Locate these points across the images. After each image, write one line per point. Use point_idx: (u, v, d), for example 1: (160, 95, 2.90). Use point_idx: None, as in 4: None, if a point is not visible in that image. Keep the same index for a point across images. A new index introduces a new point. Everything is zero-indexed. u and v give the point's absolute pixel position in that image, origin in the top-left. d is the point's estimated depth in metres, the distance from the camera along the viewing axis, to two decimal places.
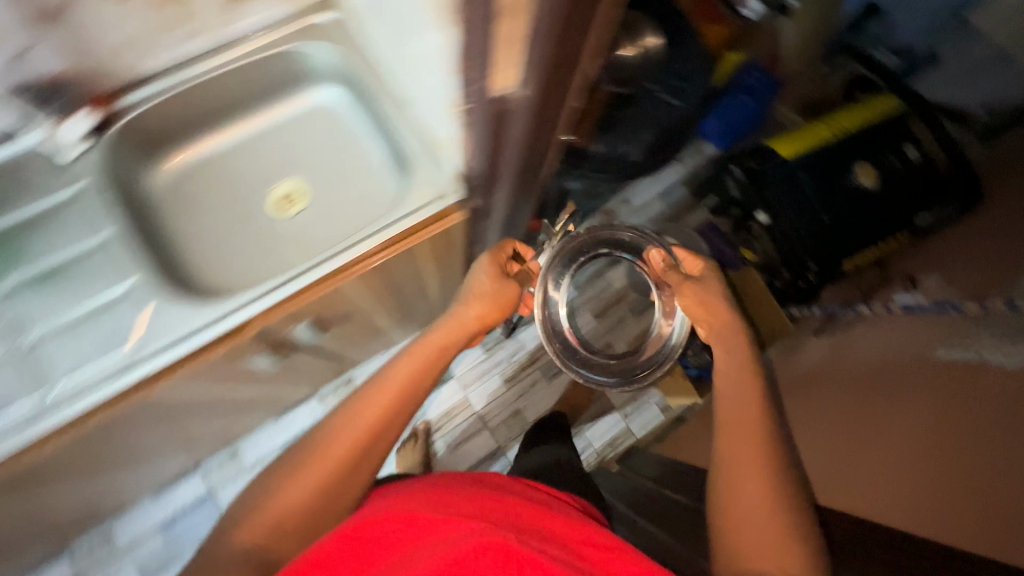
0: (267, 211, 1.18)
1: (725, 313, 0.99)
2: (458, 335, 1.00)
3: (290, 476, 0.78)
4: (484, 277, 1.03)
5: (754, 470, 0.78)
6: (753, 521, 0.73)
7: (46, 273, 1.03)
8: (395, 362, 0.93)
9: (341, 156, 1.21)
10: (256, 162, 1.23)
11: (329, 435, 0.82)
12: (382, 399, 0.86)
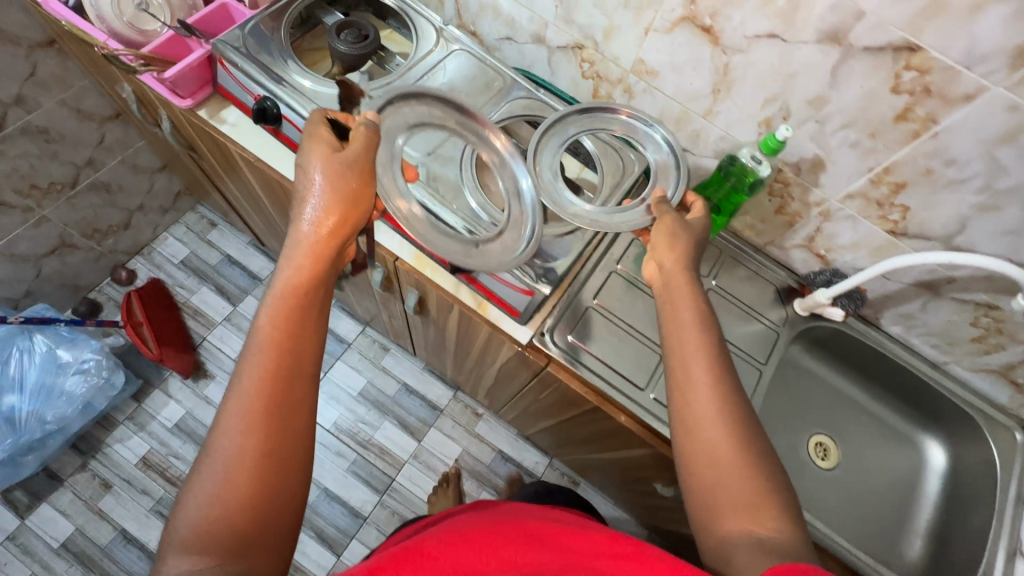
0: (800, 436, 0.98)
1: (688, 243, 0.68)
2: (314, 253, 0.64)
3: (207, 513, 0.50)
4: (349, 172, 0.66)
5: (713, 420, 0.54)
6: (722, 474, 0.52)
7: None
8: (257, 326, 0.58)
9: (879, 486, 0.97)
10: (836, 397, 1.01)
11: (227, 453, 0.52)
12: (259, 370, 0.55)
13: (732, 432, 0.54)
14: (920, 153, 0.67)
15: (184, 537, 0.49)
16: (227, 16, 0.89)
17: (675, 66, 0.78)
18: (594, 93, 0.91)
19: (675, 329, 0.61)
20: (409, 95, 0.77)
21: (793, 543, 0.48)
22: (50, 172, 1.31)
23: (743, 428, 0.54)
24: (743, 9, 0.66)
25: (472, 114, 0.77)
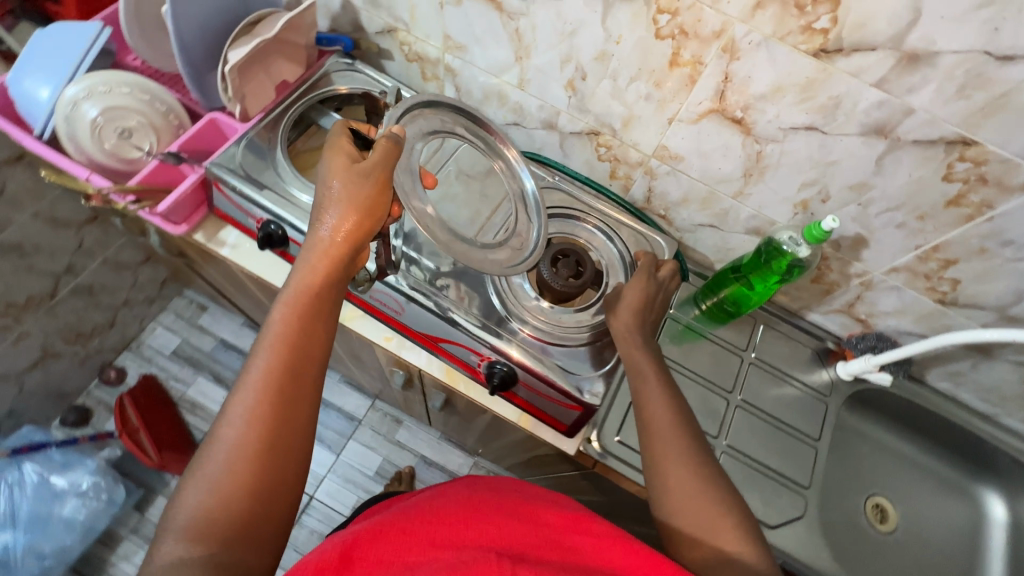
0: (856, 498, 0.93)
1: (648, 301, 0.73)
2: (328, 261, 0.60)
3: (201, 502, 0.48)
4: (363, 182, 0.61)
5: (676, 451, 0.58)
6: (685, 494, 0.55)
7: (762, 413, 0.86)
8: (271, 324, 0.57)
9: (942, 544, 0.93)
10: (885, 453, 0.97)
11: (229, 449, 0.50)
12: (265, 371, 0.54)
13: (693, 462, 0.57)
14: (973, 234, 0.65)
15: (177, 525, 0.47)
16: (216, 131, 0.83)
17: (702, 152, 0.74)
18: (610, 174, 0.87)
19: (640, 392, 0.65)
20: (431, 102, 0.72)
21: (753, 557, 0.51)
22: (26, 287, 1.22)
23: (702, 458, 0.58)
24: (778, 103, 0.63)
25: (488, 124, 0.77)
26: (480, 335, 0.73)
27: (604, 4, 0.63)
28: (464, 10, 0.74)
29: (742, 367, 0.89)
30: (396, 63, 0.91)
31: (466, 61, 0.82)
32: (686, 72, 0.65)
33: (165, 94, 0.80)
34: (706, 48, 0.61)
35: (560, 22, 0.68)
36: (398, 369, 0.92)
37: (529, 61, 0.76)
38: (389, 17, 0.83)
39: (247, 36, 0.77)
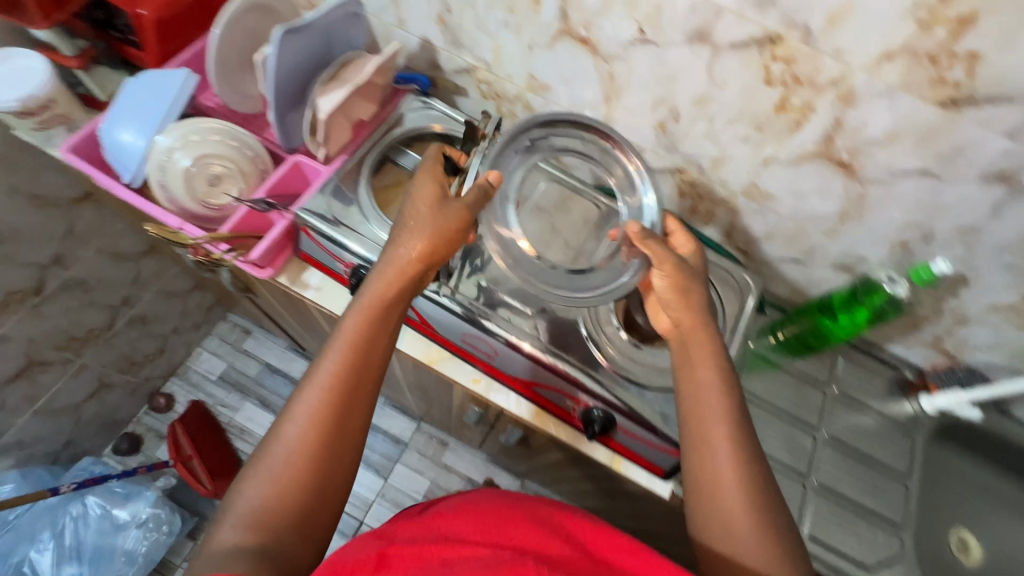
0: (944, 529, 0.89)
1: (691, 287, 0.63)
2: (400, 276, 0.60)
3: (261, 491, 0.50)
4: (447, 213, 0.61)
5: (730, 473, 0.52)
6: (731, 519, 0.50)
7: (849, 448, 0.85)
8: (341, 328, 0.58)
9: None
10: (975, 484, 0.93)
11: (293, 445, 0.52)
12: (335, 376, 0.55)
13: (747, 489, 0.51)
14: None
15: (239, 505, 0.50)
16: (299, 173, 0.84)
17: (797, 192, 0.74)
18: (690, 209, 0.86)
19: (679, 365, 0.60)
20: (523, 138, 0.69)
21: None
22: (87, 320, 1.22)
23: (756, 484, 0.51)
24: (890, 149, 0.62)
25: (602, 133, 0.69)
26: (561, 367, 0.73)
27: (712, 51, 0.63)
28: (555, 52, 0.74)
29: (825, 401, 0.88)
30: (470, 99, 0.91)
31: (549, 99, 0.82)
32: (793, 117, 0.64)
33: (253, 140, 0.80)
34: (819, 95, 0.61)
35: (661, 67, 0.68)
36: (476, 406, 0.92)
37: (619, 102, 0.76)
38: (470, 57, 0.83)
39: (335, 82, 0.77)
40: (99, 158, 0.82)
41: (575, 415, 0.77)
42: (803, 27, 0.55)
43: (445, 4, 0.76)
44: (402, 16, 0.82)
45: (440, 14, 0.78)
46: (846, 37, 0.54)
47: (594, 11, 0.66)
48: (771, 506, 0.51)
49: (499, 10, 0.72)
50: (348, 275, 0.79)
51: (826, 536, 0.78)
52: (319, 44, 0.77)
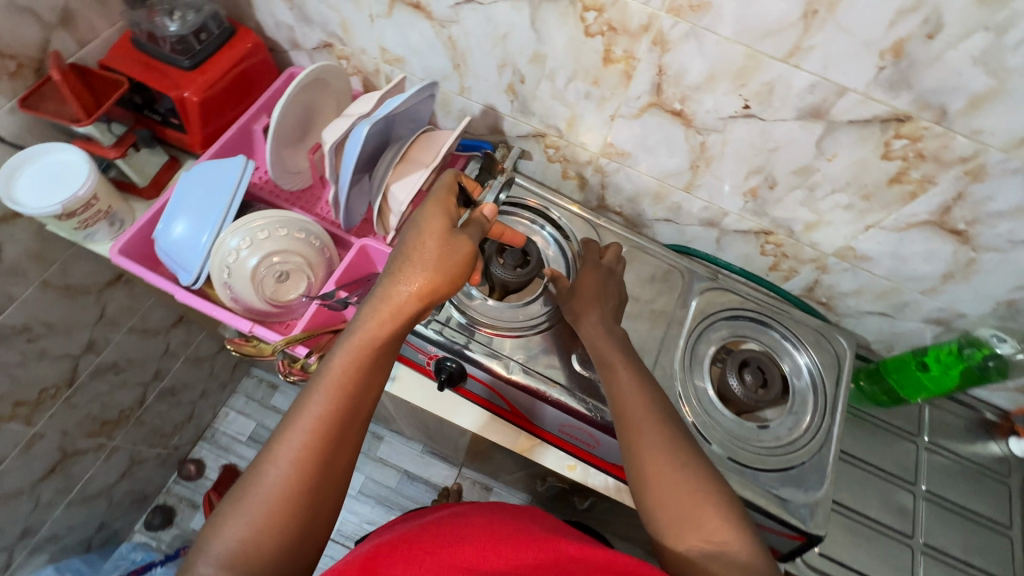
0: None
1: (605, 306, 0.70)
2: (390, 308, 0.52)
3: (230, 540, 0.43)
4: (450, 248, 0.53)
5: (665, 470, 0.53)
6: (672, 505, 0.51)
7: (948, 504, 0.83)
8: (329, 363, 0.51)
9: None
10: None
11: (269, 490, 0.45)
12: (320, 417, 0.48)
13: (683, 477, 0.52)
14: None
15: (205, 551, 0.43)
16: (366, 257, 0.78)
17: (898, 255, 0.71)
18: (771, 266, 0.84)
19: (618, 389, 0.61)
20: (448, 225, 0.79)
21: (743, 555, 0.47)
22: (119, 402, 1.15)
23: (693, 470, 0.53)
24: (1015, 221, 0.60)
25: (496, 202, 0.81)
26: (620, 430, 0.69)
27: (827, 127, 0.59)
28: (641, 122, 0.70)
29: (919, 455, 0.86)
30: (533, 162, 0.87)
31: (625, 164, 0.78)
32: (908, 189, 0.62)
33: (316, 226, 0.75)
34: (944, 170, 0.58)
35: (762, 140, 0.64)
36: (557, 482, 0.88)
37: (707, 170, 0.72)
38: (539, 124, 0.79)
39: (408, 165, 0.73)
40: (147, 253, 0.76)
41: None
42: (937, 109, 0.53)
43: (518, 75, 0.72)
44: (466, 84, 0.78)
45: (511, 83, 0.74)
46: (987, 119, 0.52)
47: (694, 86, 0.62)
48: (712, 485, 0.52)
49: (581, 82, 0.69)
50: (431, 367, 0.74)
51: None
52: (388, 127, 0.72)
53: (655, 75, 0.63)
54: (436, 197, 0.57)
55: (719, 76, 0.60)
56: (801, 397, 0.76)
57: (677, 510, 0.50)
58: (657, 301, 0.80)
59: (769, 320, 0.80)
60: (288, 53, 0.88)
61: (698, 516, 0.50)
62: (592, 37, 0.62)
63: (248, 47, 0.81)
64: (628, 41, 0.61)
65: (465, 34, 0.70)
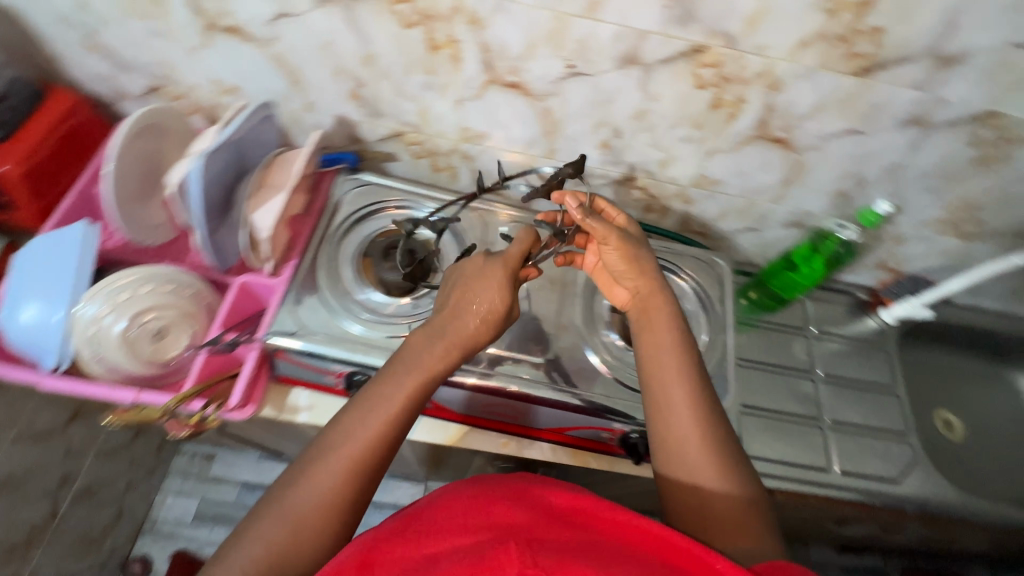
0: (927, 421, 1.02)
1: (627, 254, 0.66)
2: (444, 345, 0.58)
3: (259, 541, 0.47)
4: (508, 294, 0.61)
5: (701, 440, 0.53)
6: (707, 490, 0.51)
7: (843, 381, 0.93)
8: (386, 389, 0.54)
9: (996, 436, 1.04)
10: (933, 369, 1.06)
11: (308, 500, 0.49)
12: (363, 433, 0.51)
13: (719, 461, 0.52)
14: (997, 181, 0.74)
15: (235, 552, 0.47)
16: (249, 293, 0.76)
17: (741, 173, 0.78)
18: (645, 210, 0.90)
19: (649, 352, 0.59)
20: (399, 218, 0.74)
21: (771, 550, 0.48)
22: (26, 518, 1.04)
23: (727, 457, 0.53)
24: (818, 119, 0.67)
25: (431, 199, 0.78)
26: (536, 395, 0.71)
27: (643, 70, 0.65)
28: (486, 101, 0.72)
29: (811, 345, 0.96)
30: (402, 162, 0.88)
31: (486, 145, 0.80)
32: (727, 110, 0.68)
33: (185, 275, 0.72)
34: (749, 88, 0.65)
35: (595, 93, 0.69)
36: (503, 462, 0.90)
37: (559, 133, 0.76)
38: (393, 124, 0.79)
39: (266, 191, 0.71)
40: None
41: (614, 444, 0.76)
42: (725, 34, 0.59)
43: (357, 79, 0.72)
44: (310, 99, 0.77)
45: (353, 90, 0.74)
46: (764, 34, 0.58)
47: (519, 56, 0.65)
48: (742, 476, 0.53)
49: (418, 74, 0.70)
50: (342, 384, 0.73)
51: (854, 467, 0.85)
52: (234, 156, 0.71)
53: (481, 54, 0.66)
54: (507, 254, 0.64)
55: (537, 42, 0.63)
56: (694, 317, 0.83)
57: (709, 499, 0.51)
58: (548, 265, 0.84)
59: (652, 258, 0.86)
60: (117, 106, 0.83)
61: (727, 500, 0.51)
62: (412, 28, 0.64)
63: (67, 106, 0.75)
64: (446, 26, 0.63)
65: (290, 49, 0.69)
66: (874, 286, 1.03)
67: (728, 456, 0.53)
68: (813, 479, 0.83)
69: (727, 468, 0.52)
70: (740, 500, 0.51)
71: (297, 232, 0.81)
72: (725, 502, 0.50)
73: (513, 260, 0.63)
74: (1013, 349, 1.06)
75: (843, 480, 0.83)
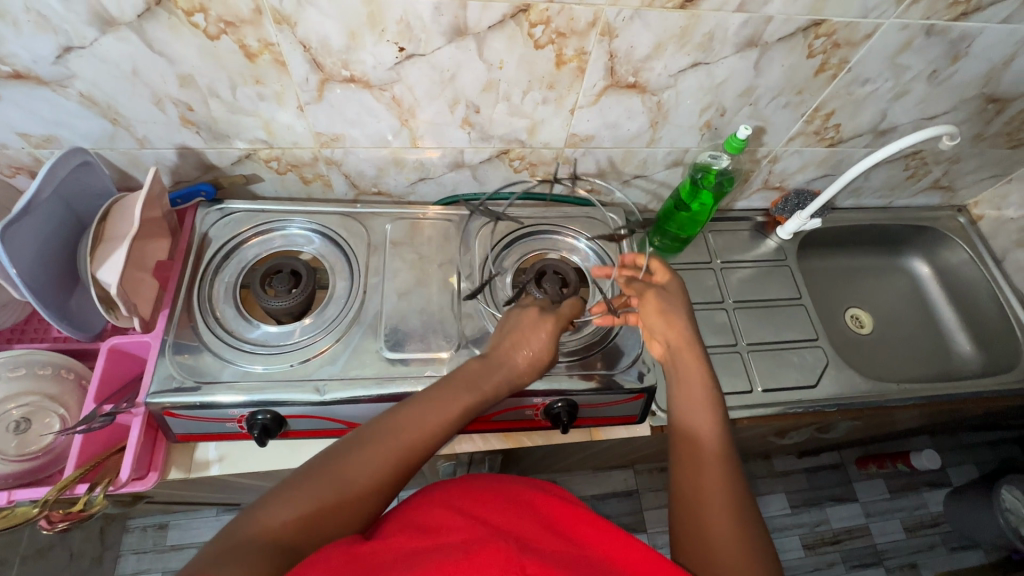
0: (837, 323, 1.09)
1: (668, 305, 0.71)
2: (502, 373, 0.63)
3: (299, 500, 0.46)
4: (557, 331, 0.66)
5: (716, 465, 0.57)
6: (714, 507, 0.54)
7: (753, 303, 0.97)
8: (457, 387, 0.59)
9: (901, 320, 1.12)
10: (832, 273, 1.13)
11: (372, 466, 0.50)
12: (427, 425, 0.55)
13: (728, 488, 0.55)
14: (842, 86, 0.77)
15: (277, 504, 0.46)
16: (123, 357, 0.70)
17: (609, 125, 0.78)
18: (531, 179, 0.88)
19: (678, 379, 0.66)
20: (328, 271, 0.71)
21: None
22: None
23: (737, 490, 0.55)
24: (662, 58, 0.67)
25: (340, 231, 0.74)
26: None
27: (476, 40, 0.62)
28: (329, 101, 0.68)
29: (718, 276, 0.98)
30: (268, 181, 0.83)
31: (347, 147, 0.76)
32: (573, 66, 0.67)
33: (39, 352, 0.66)
34: (586, 39, 0.63)
35: (437, 73, 0.66)
36: (446, 461, 0.88)
37: (416, 120, 0.73)
38: (241, 144, 0.74)
39: (105, 244, 0.65)
40: None
41: (541, 419, 0.75)
42: None
43: (183, 104, 0.67)
44: (140, 134, 0.70)
45: (182, 115, 0.68)
46: None
47: (345, 49, 0.61)
48: (750, 517, 0.54)
49: (246, 87, 0.65)
50: (246, 427, 0.69)
51: (774, 382, 0.89)
52: (57, 214, 0.65)
53: (304, 53, 0.61)
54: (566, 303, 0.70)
55: (358, 31, 0.59)
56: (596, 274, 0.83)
57: (715, 522, 0.53)
58: (444, 255, 0.82)
59: (542, 227, 0.85)
60: None
61: (730, 529, 0.52)
62: (218, 38, 0.59)
63: None
64: (254, 30, 0.58)
65: (94, 85, 0.62)
66: (767, 207, 1.06)
67: (740, 499, 0.55)
68: (741, 403, 0.86)
69: (738, 507, 0.54)
70: (744, 531, 0.52)
71: (167, 278, 0.75)
72: (728, 524, 0.52)
73: (566, 315, 0.68)
74: (901, 237, 1.13)
75: (766, 397, 0.87)
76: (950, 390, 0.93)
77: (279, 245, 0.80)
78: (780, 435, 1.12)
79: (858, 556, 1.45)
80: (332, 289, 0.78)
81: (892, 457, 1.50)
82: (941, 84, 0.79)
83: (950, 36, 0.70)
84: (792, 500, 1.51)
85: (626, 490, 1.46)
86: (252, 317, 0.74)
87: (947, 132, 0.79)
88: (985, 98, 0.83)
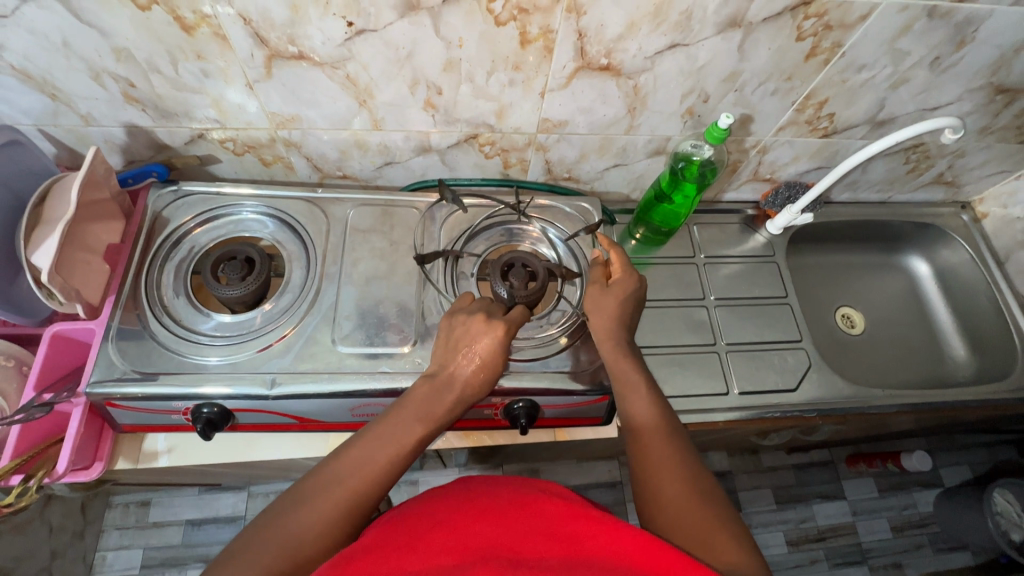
0: (827, 323, 1.04)
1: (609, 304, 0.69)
2: (449, 398, 0.58)
3: (254, 567, 0.43)
4: (502, 346, 0.62)
5: (665, 440, 0.56)
6: (668, 478, 0.52)
7: (737, 300, 0.92)
8: (399, 417, 0.56)
9: (897, 321, 1.07)
10: (825, 270, 1.08)
11: (313, 517, 0.47)
12: (372, 465, 0.51)
13: (677, 457, 0.54)
14: (835, 72, 0.71)
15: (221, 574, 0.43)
16: (65, 348, 0.68)
17: (583, 109, 0.73)
18: (504, 165, 0.84)
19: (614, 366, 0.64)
20: (274, 269, 0.69)
21: (735, 549, 0.46)
22: None
23: (688, 461, 0.55)
24: (636, 38, 0.62)
25: (303, 240, 0.74)
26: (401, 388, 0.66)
27: (431, 15, 0.57)
28: (279, 79, 0.64)
29: (701, 271, 0.94)
30: (226, 161, 0.79)
31: (305, 128, 0.72)
32: (540, 45, 0.62)
33: None
34: (551, 16, 0.58)
35: (392, 50, 0.61)
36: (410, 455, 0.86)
37: (375, 100, 0.68)
38: (192, 123, 0.70)
39: (41, 227, 0.62)
40: None
41: (501, 418, 0.72)
42: None
43: (123, 80, 0.63)
44: (83, 111, 0.67)
45: (124, 92, 0.64)
46: None
47: (288, 23, 0.57)
48: (706, 483, 0.53)
49: (188, 62, 0.61)
50: (192, 420, 0.66)
51: (753, 385, 0.85)
52: None
53: (245, 26, 0.57)
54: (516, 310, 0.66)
55: (301, 2, 0.55)
56: (564, 265, 0.79)
57: (670, 489, 0.52)
58: (408, 243, 0.78)
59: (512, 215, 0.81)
60: None
61: (685, 496, 0.51)
62: (150, 9, 0.54)
63: None
64: (187, 1, 0.54)
65: (25, 58, 0.59)
66: (757, 200, 1.01)
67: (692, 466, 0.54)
68: (718, 405, 0.83)
69: (693, 477, 0.53)
70: (706, 498, 0.51)
71: (116, 262, 0.72)
72: (684, 491, 0.51)
73: (515, 323, 0.64)
74: (901, 233, 1.08)
75: (745, 399, 0.84)
76: (944, 397, 0.88)
77: (234, 232, 0.77)
78: (763, 436, 1.08)
79: (842, 554, 1.43)
80: (291, 275, 0.75)
81: (882, 457, 1.47)
82: (944, 71, 0.72)
83: (955, 19, 0.64)
84: (778, 497, 1.48)
85: (609, 481, 1.44)
86: (207, 307, 0.71)
87: (951, 125, 0.73)
88: (993, 88, 0.77)
